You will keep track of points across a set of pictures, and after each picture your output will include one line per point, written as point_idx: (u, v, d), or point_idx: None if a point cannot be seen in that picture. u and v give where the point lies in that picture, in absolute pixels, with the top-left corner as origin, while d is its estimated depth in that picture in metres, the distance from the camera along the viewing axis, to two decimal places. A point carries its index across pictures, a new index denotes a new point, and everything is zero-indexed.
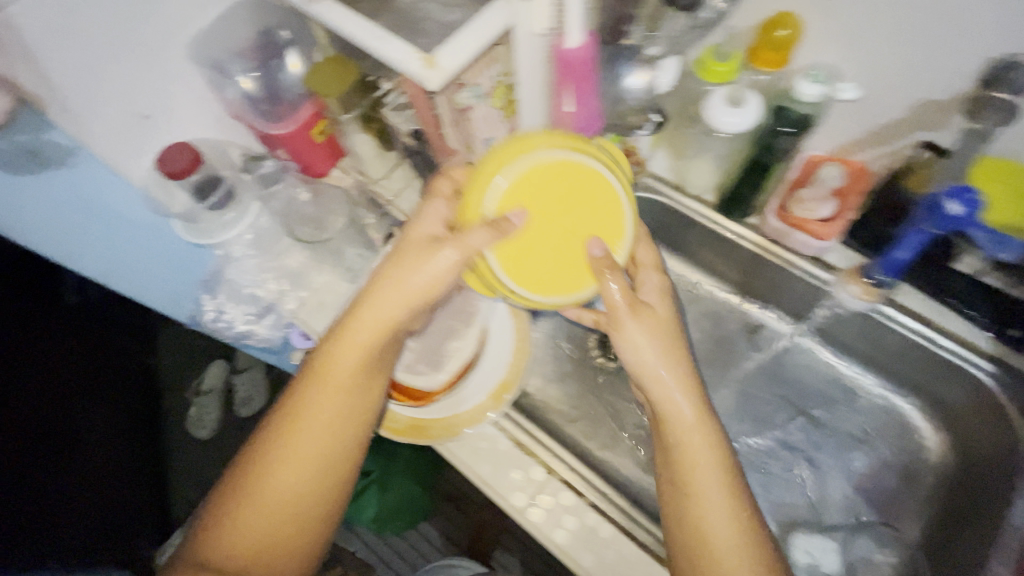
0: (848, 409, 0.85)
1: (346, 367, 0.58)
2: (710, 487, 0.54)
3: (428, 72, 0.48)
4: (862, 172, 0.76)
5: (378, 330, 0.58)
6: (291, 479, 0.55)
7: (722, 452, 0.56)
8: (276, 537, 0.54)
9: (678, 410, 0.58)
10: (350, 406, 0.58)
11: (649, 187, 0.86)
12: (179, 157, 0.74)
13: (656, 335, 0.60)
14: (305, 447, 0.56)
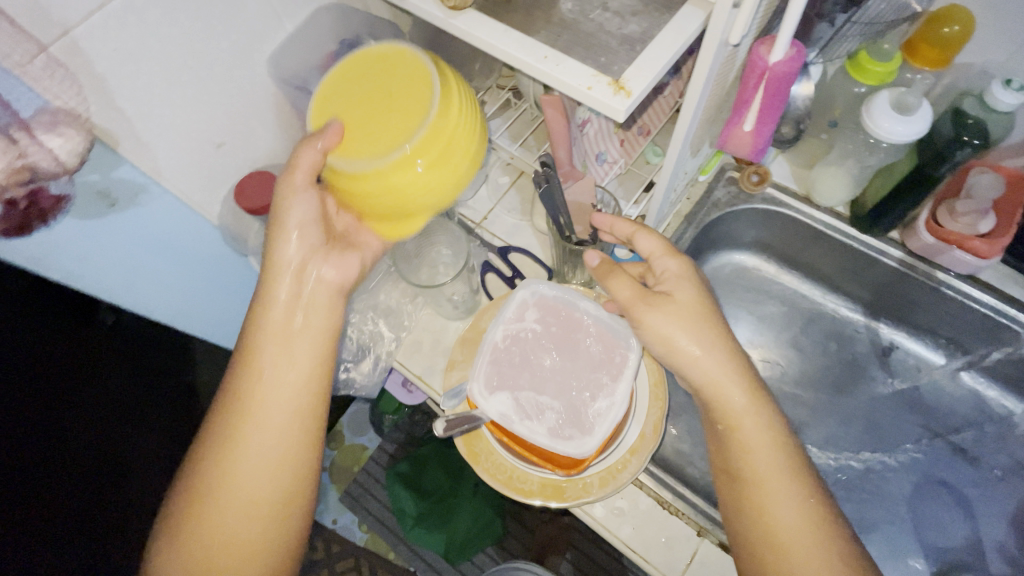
0: (1000, 441, 0.76)
1: (257, 371, 0.51)
2: (777, 488, 0.47)
3: (618, 101, 0.39)
4: (1023, 180, 0.67)
5: (270, 330, 0.53)
6: (222, 508, 0.49)
7: (783, 442, 0.49)
8: (271, 479, 0.49)
9: (725, 400, 0.50)
10: (279, 409, 0.51)
11: (773, 199, 0.78)
12: (264, 191, 0.68)
13: (695, 313, 0.52)
14: (252, 433, 0.50)
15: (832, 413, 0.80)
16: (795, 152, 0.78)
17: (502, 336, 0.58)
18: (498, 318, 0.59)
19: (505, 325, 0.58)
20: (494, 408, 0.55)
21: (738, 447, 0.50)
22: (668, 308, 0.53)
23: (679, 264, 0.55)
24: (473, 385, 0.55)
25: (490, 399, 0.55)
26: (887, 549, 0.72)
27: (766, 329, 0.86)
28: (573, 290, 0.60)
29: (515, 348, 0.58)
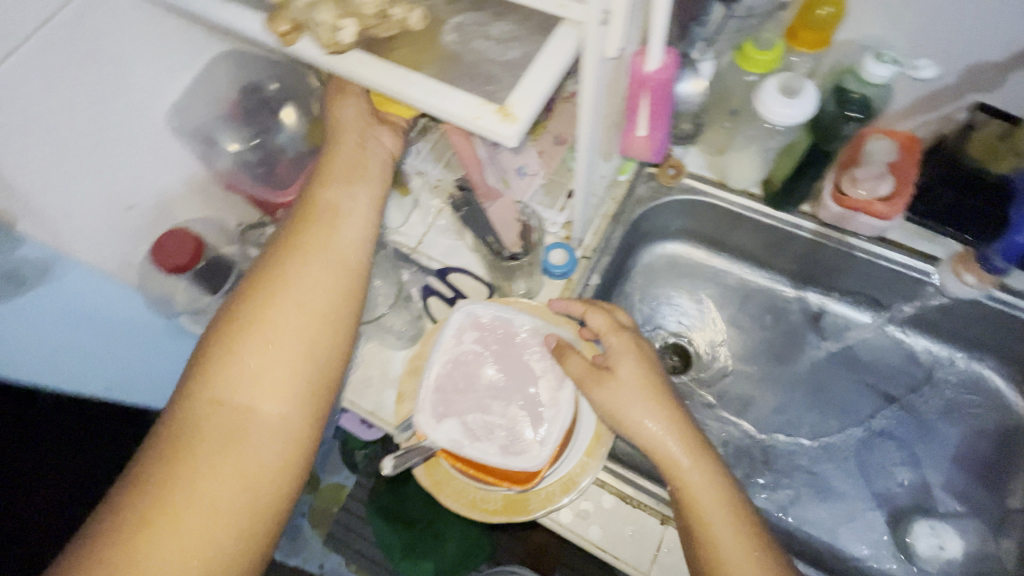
0: (929, 385, 0.81)
1: (312, 230, 0.51)
2: (728, 541, 0.49)
3: (506, 126, 0.40)
4: (914, 142, 0.72)
5: (325, 199, 0.53)
6: (259, 361, 0.45)
7: (733, 500, 0.51)
8: (319, 317, 0.48)
9: (675, 465, 0.52)
10: (331, 272, 0.50)
11: (691, 189, 0.81)
12: (182, 248, 0.66)
13: (639, 386, 0.55)
14: (312, 261, 0.50)
15: (777, 382, 0.84)
16: (705, 142, 0.82)
17: (443, 363, 0.58)
18: (436, 346, 0.58)
19: (443, 351, 0.58)
20: (443, 436, 0.55)
21: (693, 510, 0.51)
22: (616, 377, 0.55)
23: (621, 341, 0.58)
24: (419, 416, 0.55)
25: (439, 427, 0.55)
26: (846, 505, 0.76)
27: (706, 312, 0.90)
28: (507, 307, 0.60)
29: (456, 373, 0.57)
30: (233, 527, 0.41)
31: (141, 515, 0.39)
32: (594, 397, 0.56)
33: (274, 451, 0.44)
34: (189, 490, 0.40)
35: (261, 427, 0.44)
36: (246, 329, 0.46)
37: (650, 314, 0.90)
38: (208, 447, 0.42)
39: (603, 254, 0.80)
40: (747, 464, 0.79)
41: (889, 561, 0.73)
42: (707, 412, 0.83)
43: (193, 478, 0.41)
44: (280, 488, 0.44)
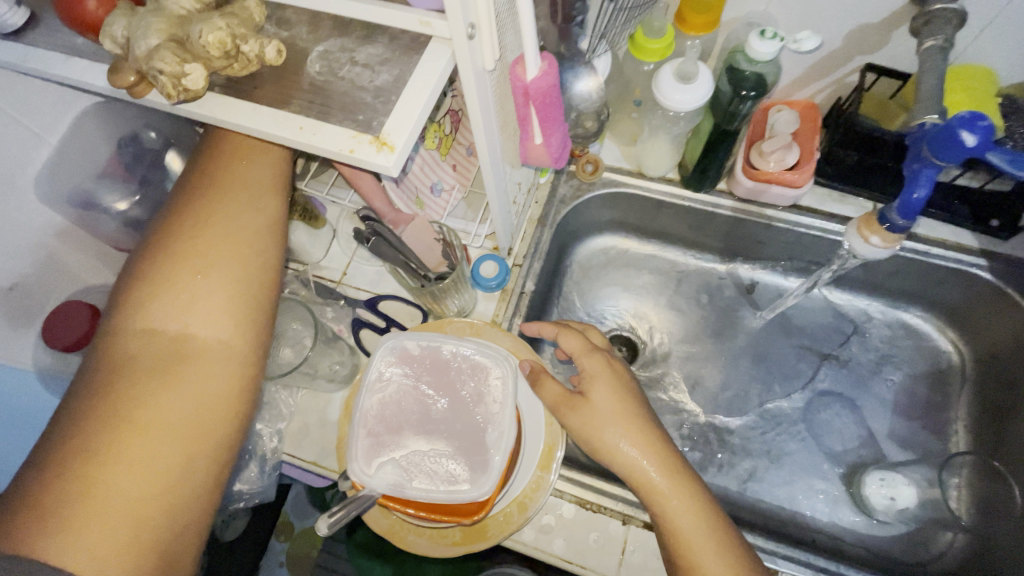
0: (861, 339, 0.84)
1: (227, 183, 0.55)
2: (708, 559, 0.49)
3: (385, 157, 0.38)
4: (812, 109, 0.74)
5: (236, 156, 0.56)
6: (189, 297, 0.48)
7: (711, 517, 0.51)
8: (244, 249, 0.52)
9: (654, 489, 0.52)
10: (249, 211, 0.54)
11: (611, 182, 0.82)
12: (74, 323, 0.60)
13: (614, 412, 0.54)
14: (230, 202, 0.53)
15: (722, 359, 0.85)
16: (617, 134, 0.82)
17: (373, 403, 0.56)
18: (363, 387, 0.56)
19: (372, 392, 0.56)
20: (381, 482, 0.52)
21: (673, 530, 0.51)
22: (589, 402, 0.55)
23: (595, 365, 0.57)
24: (354, 466, 0.53)
25: (375, 473, 0.53)
26: (801, 467, 0.78)
27: (645, 299, 0.90)
28: (435, 335, 0.58)
29: (387, 414, 0.56)
30: (186, 439, 0.43)
31: (88, 439, 0.40)
32: (570, 422, 0.56)
33: (219, 373, 0.47)
34: (136, 408, 0.42)
35: (201, 351, 0.47)
36: (172, 264, 0.49)
37: (592, 310, 0.90)
38: (149, 371, 0.44)
39: (535, 259, 0.78)
40: (703, 445, 0.80)
41: (845, 516, 0.75)
42: (659, 399, 0.84)
43: (137, 399, 0.43)
44: (229, 406, 0.47)
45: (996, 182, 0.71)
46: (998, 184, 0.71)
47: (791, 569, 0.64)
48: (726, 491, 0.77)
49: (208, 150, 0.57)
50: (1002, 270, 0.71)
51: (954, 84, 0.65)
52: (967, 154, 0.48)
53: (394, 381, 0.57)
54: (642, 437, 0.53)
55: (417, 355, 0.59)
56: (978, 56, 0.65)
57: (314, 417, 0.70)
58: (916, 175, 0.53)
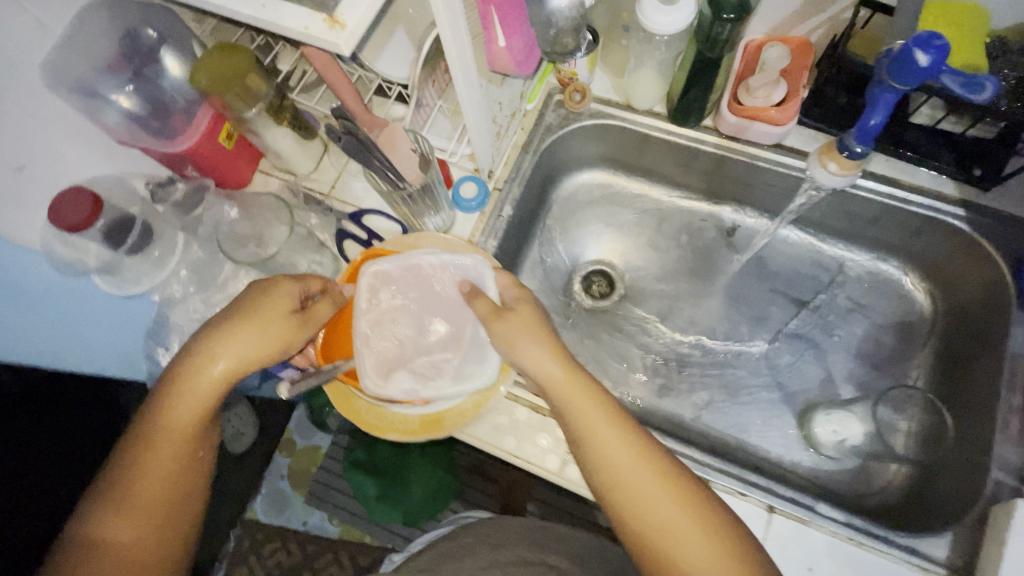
0: (835, 287, 0.85)
1: (151, 472, 0.51)
2: (611, 445, 0.52)
3: (337, 36, 0.40)
4: (806, 46, 0.74)
5: (157, 436, 0.51)
6: (119, 547, 0.48)
7: (609, 406, 0.54)
8: (172, 482, 0.51)
9: (561, 386, 0.54)
10: (171, 483, 0.51)
11: (599, 113, 0.83)
12: (78, 205, 0.64)
13: (529, 329, 0.55)
14: (153, 450, 0.51)
15: (694, 297, 0.87)
16: (609, 65, 0.82)
17: (368, 324, 0.58)
18: (356, 312, 0.58)
19: (366, 317, 0.58)
20: (397, 390, 0.57)
21: (579, 424, 0.53)
22: (515, 321, 0.56)
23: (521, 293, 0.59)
24: (366, 382, 0.56)
25: (389, 383, 0.57)
26: (759, 403, 0.80)
27: (626, 237, 0.92)
28: (411, 253, 0.60)
29: (384, 331, 0.58)
30: None
31: None
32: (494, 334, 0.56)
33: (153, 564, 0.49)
34: None
35: None
36: (101, 525, 0.49)
37: (572, 245, 0.92)
38: None
39: (514, 184, 0.80)
40: (663, 374, 0.83)
41: (796, 452, 0.77)
42: (628, 331, 0.87)
43: None
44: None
45: (977, 128, 0.68)
46: (978, 130, 0.69)
47: (726, 482, 0.64)
48: (680, 418, 0.80)
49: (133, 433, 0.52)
50: (978, 221, 0.70)
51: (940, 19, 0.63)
52: (923, 77, 0.48)
53: (384, 304, 0.59)
54: (550, 348, 0.55)
55: (396, 274, 0.60)
56: None
57: None
58: (875, 101, 0.52)
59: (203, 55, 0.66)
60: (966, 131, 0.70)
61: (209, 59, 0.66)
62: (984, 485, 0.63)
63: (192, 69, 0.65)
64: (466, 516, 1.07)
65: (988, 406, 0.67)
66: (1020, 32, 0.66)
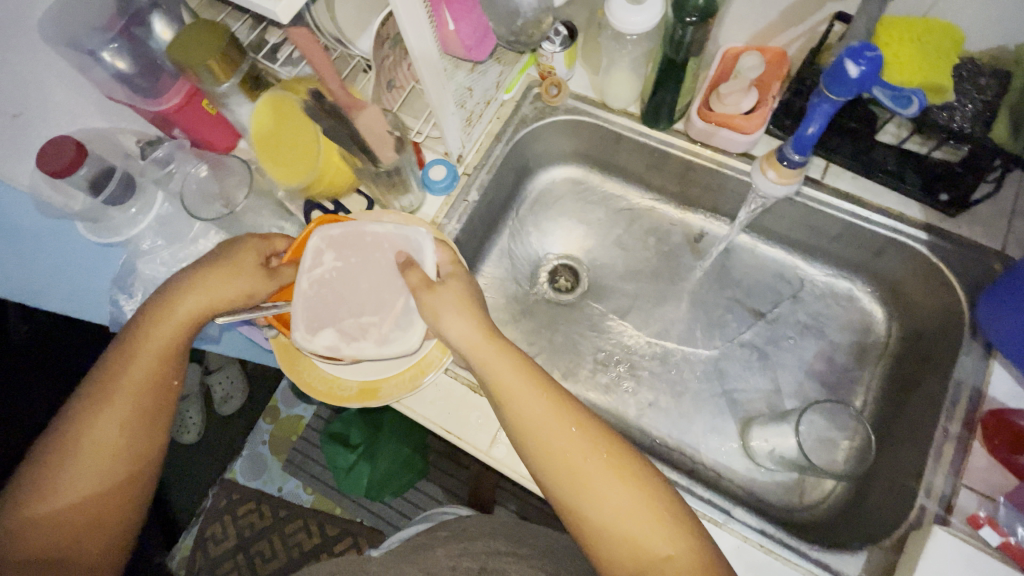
0: (795, 301, 0.84)
1: (120, 389, 0.54)
2: (530, 402, 0.54)
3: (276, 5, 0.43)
4: (782, 58, 0.74)
5: (131, 355, 0.55)
6: (84, 455, 0.52)
7: (528, 367, 0.57)
8: (140, 404, 0.55)
9: (481, 353, 0.57)
10: (137, 407, 0.54)
11: (573, 109, 0.84)
12: (62, 152, 0.68)
13: (457, 296, 0.59)
14: (126, 371, 0.55)
15: (655, 298, 0.88)
16: (588, 62, 0.84)
17: (309, 283, 0.59)
18: (299, 270, 0.60)
19: (307, 275, 0.59)
20: (323, 346, 0.58)
21: (500, 390, 0.55)
22: (446, 292, 0.59)
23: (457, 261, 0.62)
24: (294, 333, 0.58)
25: (315, 339, 0.58)
26: (703, 409, 0.80)
27: (595, 234, 0.93)
28: (358, 222, 0.62)
29: (325, 291, 0.59)
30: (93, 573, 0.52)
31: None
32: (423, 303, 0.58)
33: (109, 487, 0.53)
34: (53, 535, 0.50)
35: (98, 508, 0.52)
36: (72, 432, 0.52)
37: (541, 237, 0.94)
38: (49, 531, 0.50)
39: (483, 171, 0.82)
40: (612, 370, 0.84)
41: (734, 460, 0.78)
42: (585, 325, 0.88)
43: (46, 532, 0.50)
44: (120, 505, 0.53)
45: (943, 149, 0.67)
46: (945, 153, 0.68)
47: None
48: (623, 415, 0.80)
49: (113, 350, 0.56)
50: (938, 245, 0.70)
51: (897, 36, 0.63)
52: (856, 86, 0.48)
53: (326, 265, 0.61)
54: (471, 313, 0.58)
55: (344, 239, 0.62)
56: (940, 14, 0.63)
57: None
58: (813, 110, 0.53)
59: (185, 29, 0.67)
60: (931, 152, 0.68)
61: (193, 29, 0.66)
62: (910, 510, 0.62)
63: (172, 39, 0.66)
64: (446, 511, 1.10)
65: (927, 431, 0.66)
66: (997, 58, 0.64)
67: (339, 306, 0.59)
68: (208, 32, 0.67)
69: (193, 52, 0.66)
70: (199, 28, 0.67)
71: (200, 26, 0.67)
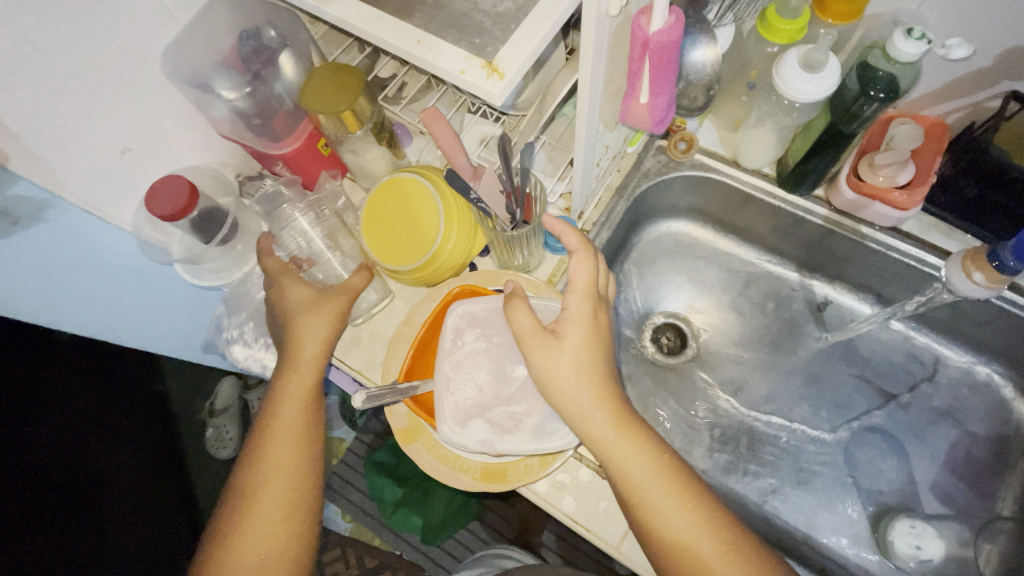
0: (929, 386, 0.79)
1: (291, 382, 0.61)
2: (655, 491, 0.50)
3: (488, 85, 0.38)
4: (942, 126, 0.67)
5: (293, 354, 0.61)
6: (273, 439, 0.58)
7: (652, 449, 0.51)
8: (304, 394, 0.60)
9: (599, 434, 0.50)
10: (302, 396, 0.60)
11: (700, 165, 0.78)
12: (174, 194, 0.63)
13: (579, 356, 0.50)
14: (291, 367, 0.61)
15: (773, 370, 0.82)
16: (719, 116, 0.79)
17: (451, 367, 0.56)
18: (438, 351, 0.57)
19: (449, 358, 0.57)
20: (470, 440, 0.54)
21: (620, 473, 0.50)
22: (563, 356, 0.50)
23: (580, 308, 0.51)
24: (443, 427, 0.54)
25: (464, 431, 0.54)
26: (827, 497, 0.75)
27: (707, 294, 0.88)
28: (500, 296, 0.58)
29: (469, 376, 0.56)
30: (288, 542, 0.55)
31: (233, 542, 0.55)
32: (536, 363, 0.51)
33: (289, 536, 0.56)
34: (258, 507, 0.56)
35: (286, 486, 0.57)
36: (265, 420, 0.60)
37: (649, 292, 0.88)
38: (256, 504, 0.56)
39: (603, 229, 0.77)
40: (729, 448, 0.78)
41: (863, 553, 0.72)
42: (695, 393, 0.83)
43: (253, 507, 0.56)
44: (305, 538, 0.57)
45: None
46: None
47: None
48: (744, 500, 0.75)
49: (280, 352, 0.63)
50: None
51: None
52: None
53: (469, 347, 0.57)
54: (590, 380, 0.50)
55: (485, 316, 0.58)
56: None
57: (365, 333, 0.72)
58: None
59: (314, 72, 0.63)
60: None
61: (322, 73, 0.63)
62: None
63: (303, 84, 0.63)
64: (506, 557, 1.01)
65: None
66: None
67: (483, 392, 0.56)
68: (336, 77, 0.63)
69: (322, 102, 0.61)
70: (326, 72, 0.62)
71: (331, 70, 0.63)
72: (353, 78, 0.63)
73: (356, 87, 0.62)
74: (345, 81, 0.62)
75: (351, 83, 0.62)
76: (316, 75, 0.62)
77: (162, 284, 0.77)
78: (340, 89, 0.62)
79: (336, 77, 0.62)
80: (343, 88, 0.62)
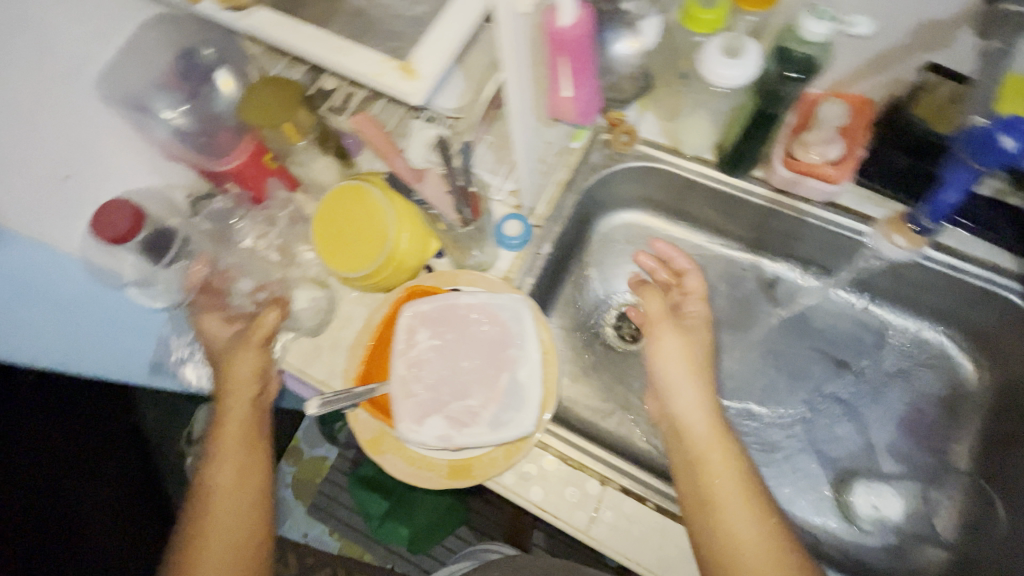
0: (879, 351, 0.82)
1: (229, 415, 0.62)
2: (733, 502, 0.53)
3: (407, 84, 0.39)
4: (866, 105, 0.70)
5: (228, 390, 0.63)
6: (217, 473, 0.59)
7: (744, 471, 0.56)
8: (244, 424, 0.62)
9: (699, 441, 0.58)
10: (242, 428, 0.61)
11: (644, 155, 0.81)
12: (119, 216, 0.63)
13: (690, 369, 0.62)
14: (228, 401, 0.63)
15: (732, 349, 0.85)
16: (658, 107, 0.81)
17: (406, 366, 0.57)
18: (394, 351, 0.58)
19: (404, 357, 0.58)
20: (429, 435, 0.55)
21: (704, 475, 0.56)
22: (678, 349, 0.64)
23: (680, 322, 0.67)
24: (401, 426, 0.55)
25: (422, 428, 0.55)
26: (791, 467, 0.78)
27: None
28: (449, 293, 0.59)
29: (424, 374, 0.57)
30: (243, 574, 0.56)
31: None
32: (656, 357, 0.64)
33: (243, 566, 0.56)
34: (209, 543, 0.56)
35: (235, 518, 0.58)
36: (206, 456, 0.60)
37: (608, 283, 0.90)
38: (206, 541, 0.56)
39: (555, 223, 0.79)
40: None
41: (829, 518, 0.75)
42: None
43: (203, 544, 0.56)
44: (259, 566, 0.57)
45: None
46: None
47: None
48: None
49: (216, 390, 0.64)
50: None
51: None
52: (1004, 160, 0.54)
53: (423, 346, 0.58)
54: (697, 391, 0.61)
55: (437, 314, 0.59)
56: None
57: (326, 343, 0.73)
58: (952, 176, 0.61)
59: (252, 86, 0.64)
60: None
61: (261, 86, 0.64)
62: None
63: (242, 98, 0.64)
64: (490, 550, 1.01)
65: None
66: None
67: (439, 390, 0.57)
68: (273, 89, 0.64)
69: (262, 116, 0.63)
70: (264, 85, 0.64)
71: (268, 82, 0.64)
72: (292, 90, 0.64)
73: (295, 99, 0.64)
74: (284, 93, 0.64)
75: (290, 95, 0.64)
76: (253, 89, 0.63)
77: (116, 310, 0.76)
78: (279, 101, 0.63)
79: (273, 90, 0.63)
80: (282, 101, 0.63)
